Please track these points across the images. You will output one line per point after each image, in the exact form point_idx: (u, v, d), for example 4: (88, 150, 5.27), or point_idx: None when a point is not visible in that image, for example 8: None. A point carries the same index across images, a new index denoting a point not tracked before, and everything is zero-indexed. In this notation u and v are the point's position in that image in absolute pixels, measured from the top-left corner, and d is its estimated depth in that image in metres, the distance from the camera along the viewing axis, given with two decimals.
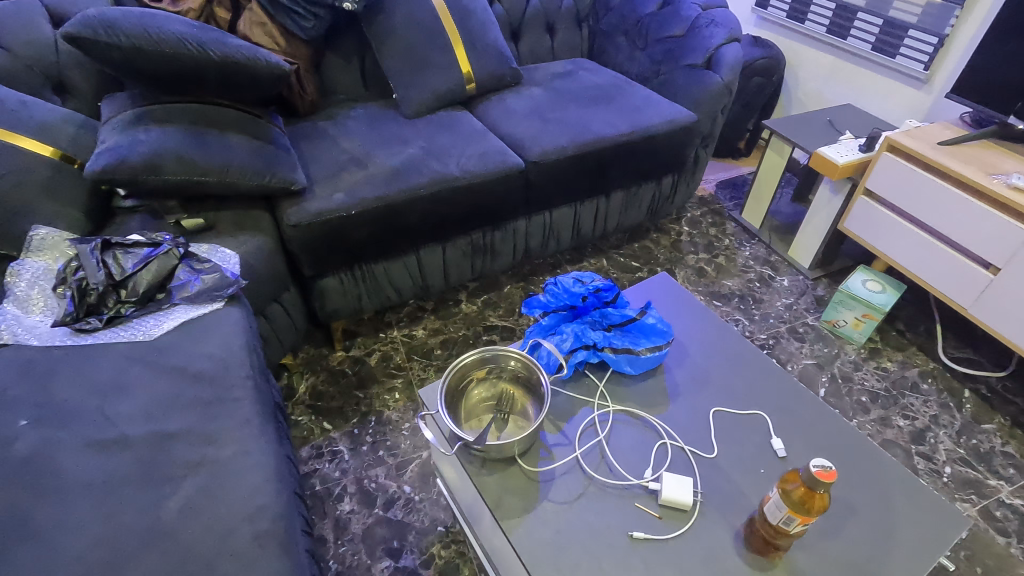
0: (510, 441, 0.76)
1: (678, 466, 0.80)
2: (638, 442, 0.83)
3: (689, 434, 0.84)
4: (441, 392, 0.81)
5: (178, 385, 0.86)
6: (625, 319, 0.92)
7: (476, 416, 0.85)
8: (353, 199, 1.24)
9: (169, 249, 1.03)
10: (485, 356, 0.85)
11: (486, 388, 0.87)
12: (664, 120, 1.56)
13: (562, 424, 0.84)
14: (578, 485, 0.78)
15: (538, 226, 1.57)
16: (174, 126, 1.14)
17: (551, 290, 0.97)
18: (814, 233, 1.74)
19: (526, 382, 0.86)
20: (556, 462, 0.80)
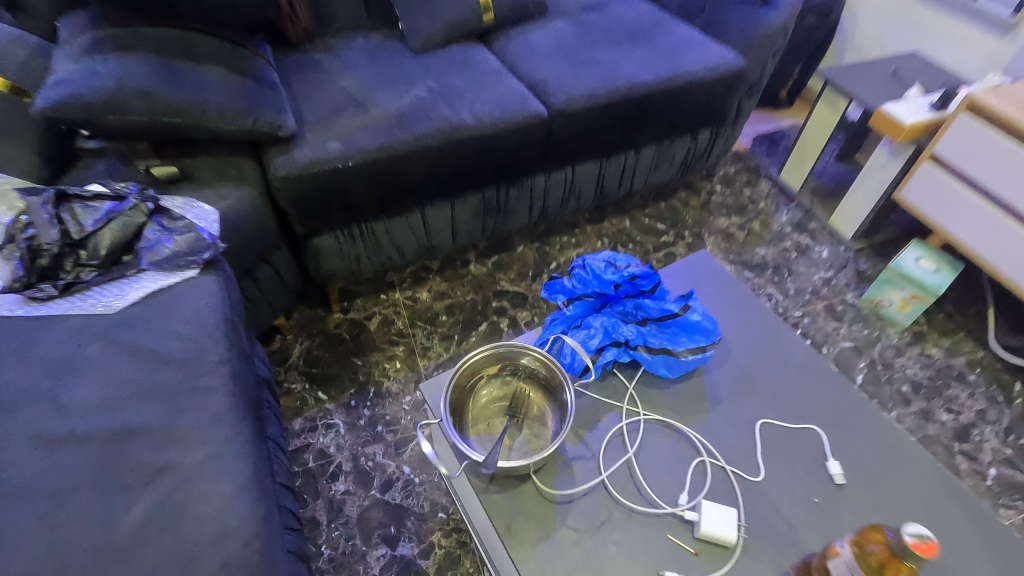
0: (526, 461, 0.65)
1: (719, 491, 0.69)
2: (673, 459, 0.71)
3: (732, 451, 0.73)
4: (447, 393, 0.70)
5: (141, 370, 0.73)
6: (664, 314, 0.79)
7: (485, 420, 0.74)
8: (350, 149, 1.08)
9: (134, 205, 0.89)
10: (497, 351, 0.74)
11: (498, 386, 0.76)
12: (708, 66, 1.36)
13: (584, 433, 0.73)
14: (601, 510, 0.67)
15: (558, 183, 1.41)
16: (139, 54, 0.97)
17: (578, 275, 0.85)
18: (862, 201, 1.57)
19: (544, 382, 0.74)
20: (576, 481, 0.69)
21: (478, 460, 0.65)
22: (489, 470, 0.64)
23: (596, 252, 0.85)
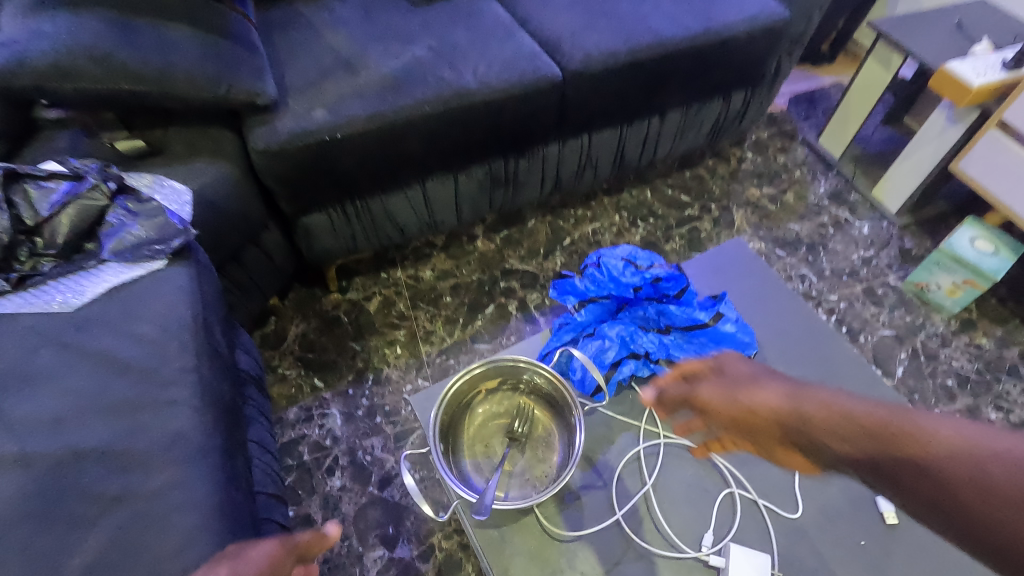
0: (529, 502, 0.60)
1: (739, 527, 0.70)
2: (692, 494, 0.72)
3: (759, 482, 0.72)
4: (438, 415, 0.65)
5: (98, 380, 0.66)
6: (690, 323, 0.87)
7: (482, 439, 0.69)
8: (337, 118, 0.96)
9: (95, 186, 0.80)
10: (496, 363, 0.69)
11: (497, 401, 0.71)
12: (745, 19, 1.19)
13: (595, 460, 0.73)
14: (615, 549, 0.68)
15: (573, 152, 1.28)
16: (93, 12, 0.86)
17: (592, 275, 0.96)
18: (912, 172, 1.41)
19: (550, 399, 0.70)
20: (589, 515, 0.69)
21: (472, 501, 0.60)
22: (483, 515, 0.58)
23: (614, 251, 0.95)
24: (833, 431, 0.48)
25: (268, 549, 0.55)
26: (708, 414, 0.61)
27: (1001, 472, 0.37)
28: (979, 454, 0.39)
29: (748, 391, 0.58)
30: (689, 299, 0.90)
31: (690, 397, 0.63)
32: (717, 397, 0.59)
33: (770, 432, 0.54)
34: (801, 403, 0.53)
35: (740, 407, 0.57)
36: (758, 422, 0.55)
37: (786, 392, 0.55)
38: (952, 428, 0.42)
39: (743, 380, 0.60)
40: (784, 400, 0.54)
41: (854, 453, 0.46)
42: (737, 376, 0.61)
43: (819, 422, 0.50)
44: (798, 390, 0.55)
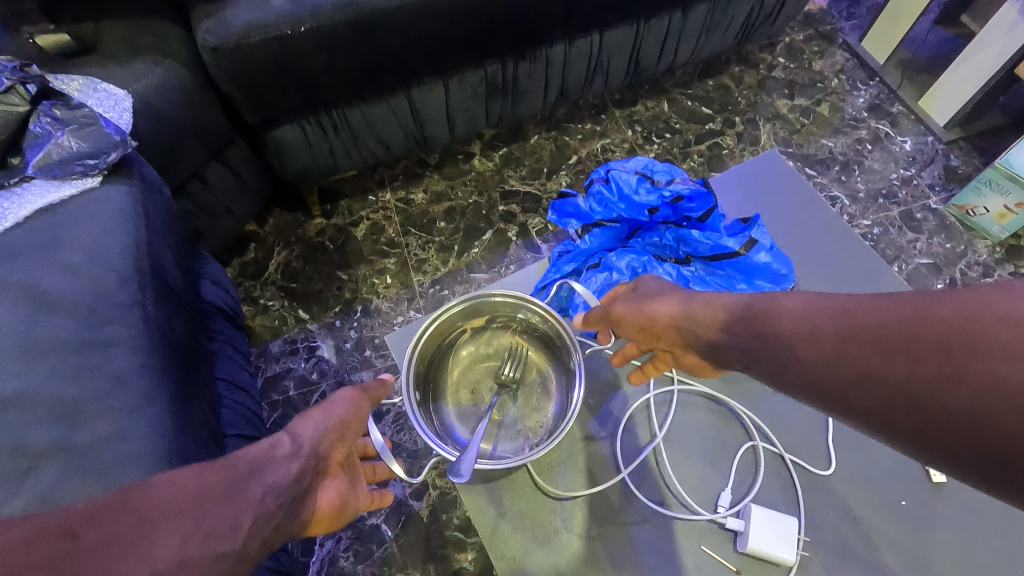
0: (512, 462, 0.62)
1: (740, 472, 0.83)
2: (698, 445, 0.85)
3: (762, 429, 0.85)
4: (419, 352, 0.70)
5: (27, 317, 0.58)
6: (715, 252, 0.86)
7: (467, 379, 0.76)
8: (300, 8, 0.81)
9: (10, 88, 0.67)
10: (486, 303, 0.74)
11: (485, 342, 0.77)
12: None
13: (600, 408, 0.87)
14: (630, 497, 0.82)
15: (581, 55, 1.12)
16: None
17: (598, 197, 0.90)
18: (969, 78, 1.23)
19: (542, 337, 0.75)
20: (608, 467, 0.83)
21: (451, 460, 0.62)
22: (463, 476, 0.60)
23: (625, 164, 0.90)
24: (714, 326, 0.53)
25: (348, 396, 0.61)
26: (623, 325, 0.66)
27: (829, 322, 0.42)
28: (815, 310, 0.44)
29: (651, 302, 0.62)
30: (714, 223, 0.88)
31: (609, 313, 0.68)
32: (628, 310, 0.64)
33: (671, 338, 0.60)
34: (690, 308, 0.57)
35: (645, 317, 0.62)
36: (657, 327, 0.61)
37: (678, 297, 0.60)
38: (798, 296, 0.46)
39: (650, 293, 0.64)
40: (679, 307, 0.59)
41: (728, 338, 0.51)
42: (643, 288, 0.66)
43: (703, 321, 0.55)
44: (689, 294, 0.59)
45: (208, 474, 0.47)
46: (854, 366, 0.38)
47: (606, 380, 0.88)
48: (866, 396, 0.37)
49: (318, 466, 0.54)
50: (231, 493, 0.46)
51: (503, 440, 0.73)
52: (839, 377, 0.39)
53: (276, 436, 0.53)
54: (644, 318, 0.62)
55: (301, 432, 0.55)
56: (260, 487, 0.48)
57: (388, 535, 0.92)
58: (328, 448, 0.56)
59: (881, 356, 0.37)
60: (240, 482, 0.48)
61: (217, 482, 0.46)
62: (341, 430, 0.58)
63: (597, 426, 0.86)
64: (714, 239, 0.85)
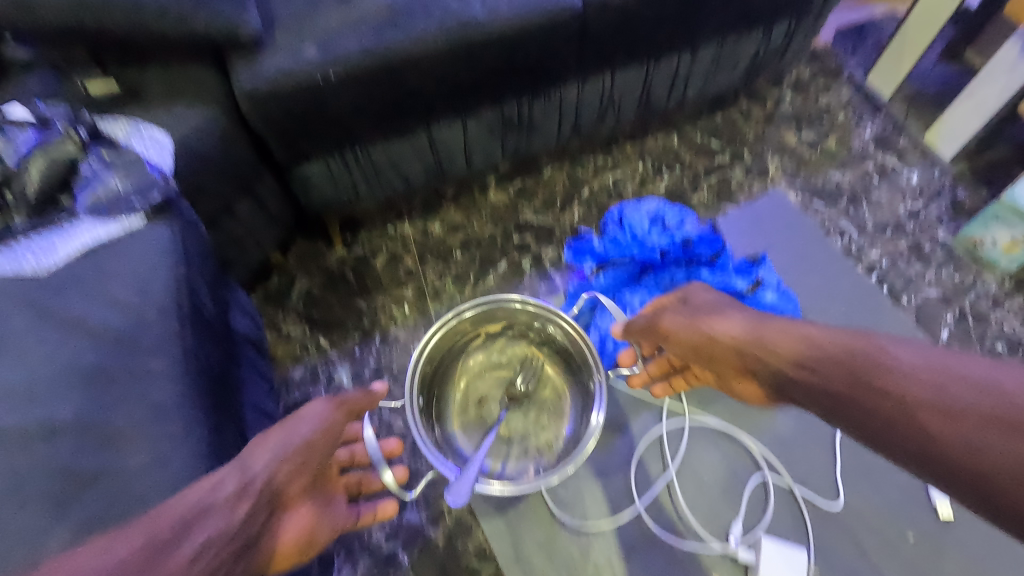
0: (524, 485, 0.65)
1: (752, 504, 0.84)
2: (711, 474, 0.86)
3: (774, 460, 0.86)
4: (432, 355, 0.75)
5: (75, 348, 0.62)
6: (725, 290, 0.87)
7: (475, 385, 0.80)
8: (329, 55, 0.86)
9: (64, 136, 0.73)
10: (502, 311, 0.78)
11: (498, 350, 0.81)
12: None
13: (615, 438, 0.88)
14: (645, 526, 0.84)
15: (593, 93, 1.16)
16: None
17: (613, 241, 0.95)
18: (975, 113, 1.26)
19: (558, 350, 0.79)
20: (621, 497, 0.85)
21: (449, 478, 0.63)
22: (461, 497, 0.60)
23: (638, 211, 0.96)
24: (793, 359, 0.53)
25: (310, 418, 0.65)
26: (669, 340, 0.68)
27: (967, 394, 0.40)
28: (944, 375, 0.42)
29: (709, 321, 0.64)
30: (723, 264, 0.90)
31: (657, 327, 0.70)
32: (680, 325, 0.66)
33: (731, 360, 0.61)
34: (767, 331, 0.57)
35: (704, 336, 0.63)
36: (720, 351, 0.61)
37: (748, 324, 0.60)
38: (918, 357, 0.45)
39: (706, 311, 0.66)
40: (754, 329, 0.59)
41: (816, 377, 0.50)
42: (708, 306, 0.67)
43: (781, 354, 0.54)
44: (762, 321, 0.60)
45: (127, 542, 0.44)
46: (962, 439, 0.38)
47: (621, 413, 0.90)
48: (1010, 485, 0.35)
49: (272, 497, 0.56)
50: (159, 556, 0.43)
51: (510, 453, 0.76)
52: (940, 444, 0.39)
53: (219, 473, 0.54)
54: (705, 340, 0.63)
55: (247, 462, 0.56)
56: (190, 549, 0.45)
57: (404, 562, 0.93)
58: (284, 476, 0.58)
59: (1000, 434, 0.37)
60: (167, 544, 0.44)
61: (137, 549, 0.43)
62: (296, 458, 0.60)
63: (611, 456, 0.88)
64: (723, 278, 0.88)
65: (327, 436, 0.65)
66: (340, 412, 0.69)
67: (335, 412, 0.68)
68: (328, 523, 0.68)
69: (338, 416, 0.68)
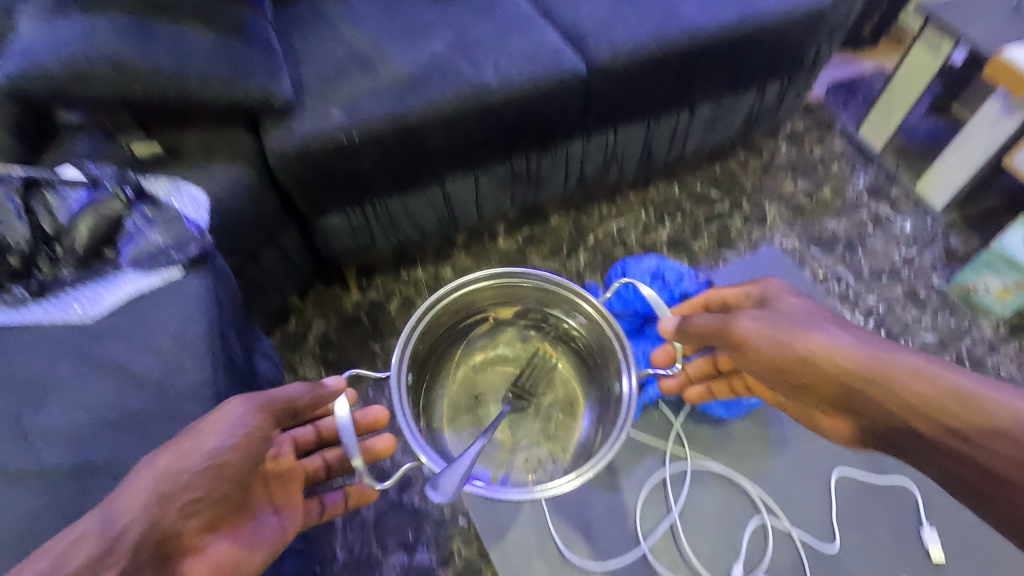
0: (515, 495, 0.59)
1: (753, 547, 0.86)
2: (714, 517, 0.88)
3: (774, 502, 0.89)
4: (438, 331, 0.76)
5: (117, 392, 0.67)
6: None
7: (478, 378, 0.82)
8: (354, 119, 0.93)
9: (112, 195, 0.79)
10: (520, 297, 0.79)
11: (505, 341, 0.83)
12: (782, 4, 1.11)
13: (620, 481, 0.91)
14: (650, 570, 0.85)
15: (597, 149, 1.23)
16: (108, 13, 0.84)
17: (619, 294, 0.99)
18: (961, 165, 1.33)
19: (573, 347, 0.81)
20: (626, 539, 0.87)
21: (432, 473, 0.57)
22: (443, 493, 0.54)
23: (640, 264, 1.00)
24: (923, 410, 0.42)
25: (222, 428, 0.54)
26: (743, 347, 0.59)
27: None
28: None
29: (800, 335, 0.54)
30: None
31: (730, 331, 0.61)
32: (764, 336, 0.57)
33: (824, 388, 0.51)
34: (894, 366, 0.46)
35: (793, 354, 0.53)
36: (814, 374, 0.51)
37: (855, 345, 0.50)
38: None
39: (797, 322, 0.56)
40: (878, 356, 0.47)
41: (954, 439, 0.40)
42: (797, 319, 0.57)
43: (907, 398, 0.43)
44: (876, 345, 0.49)
45: None
46: None
47: (626, 457, 0.92)
48: None
49: (161, 539, 0.46)
50: None
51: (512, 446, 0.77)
52: None
53: (81, 525, 0.43)
54: (795, 359, 0.53)
55: (116, 506, 0.45)
56: None
57: None
58: (172, 515, 0.47)
59: None
60: None
61: None
62: (200, 478, 0.50)
63: (613, 498, 0.90)
64: None
65: (240, 453, 0.54)
66: (259, 418, 0.58)
67: (251, 417, 0.57)
68: (259, 549, 0.57)
69: (256, 424, 0.57)
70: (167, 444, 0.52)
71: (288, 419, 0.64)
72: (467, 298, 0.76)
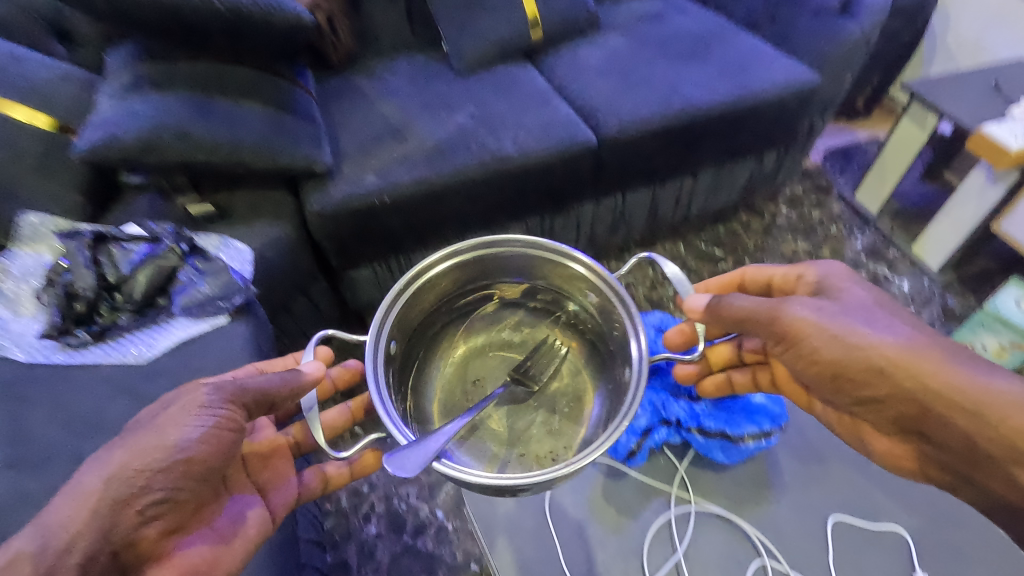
0: (482, 478, 0.56)
1: None
2: (725, 559, 0.76)
3: (794, 548, 0.77)
4: (431, 303, 0.77)
5: None
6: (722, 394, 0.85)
7: (474, 361, 0.81)
8: (386, 183, 1.03)
9: (169, 249, 0.88)
10: (522, 277, 0.79)
11: (513, 326, 0.83)
12: (776, 82, 1.22)
13: (626, 520, 0.80)
14: None
15: (607, 210, 1.32)
16: (177, 92, 0.96)
17: None
18: (954, 229, 1.40)
19: (583, 329, 0.80)
20: None
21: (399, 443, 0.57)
22: (406, 468, 0.54)
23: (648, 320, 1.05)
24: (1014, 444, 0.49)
25: (184, 420, 0.56)
26: (799, 345, 0.62)
27: None
28: None
29: (873, 342, 0.58)
30: None
31: (784, 331, 0.63)
32: (830, 339, 0.60)
33: (907, 405, 0.57)
34: (982, 391, 0.52)
35: (870, 365, 0.57)
36: (897, 389, 0.56)
37: (941, 363, 0.54)
38: None
39: (867, 325, 0.60)
40: (964, 380, 0.53)
41: None
42: (868, 320, 0.60)
43: (998, 431, 0.50)
44: (963, 367, 0.54)
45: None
46: None
47: (628, 496, 0.82)
48: None
49: (119, 545, 0.51)
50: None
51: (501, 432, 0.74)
52: None
53: (18, 544, 0.47)
54: (872, 370, 0.57)
55: (57, 522, 0.48)
56: None
57: None
58: (127, 523, 0.51)
59: None
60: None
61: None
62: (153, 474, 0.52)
63: (611, 538, 0.79)
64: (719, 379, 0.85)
65: (206, 449, 0.56)
66: (228, 408, 0.59)
67: (219, 407, 0.58)
68: (241, 535, 0.61)
69: (226, 416, 0.58)
70: (133, 438, 0.55)
71: (267, 410, 0.64)
72: (473, 269, 0.77)
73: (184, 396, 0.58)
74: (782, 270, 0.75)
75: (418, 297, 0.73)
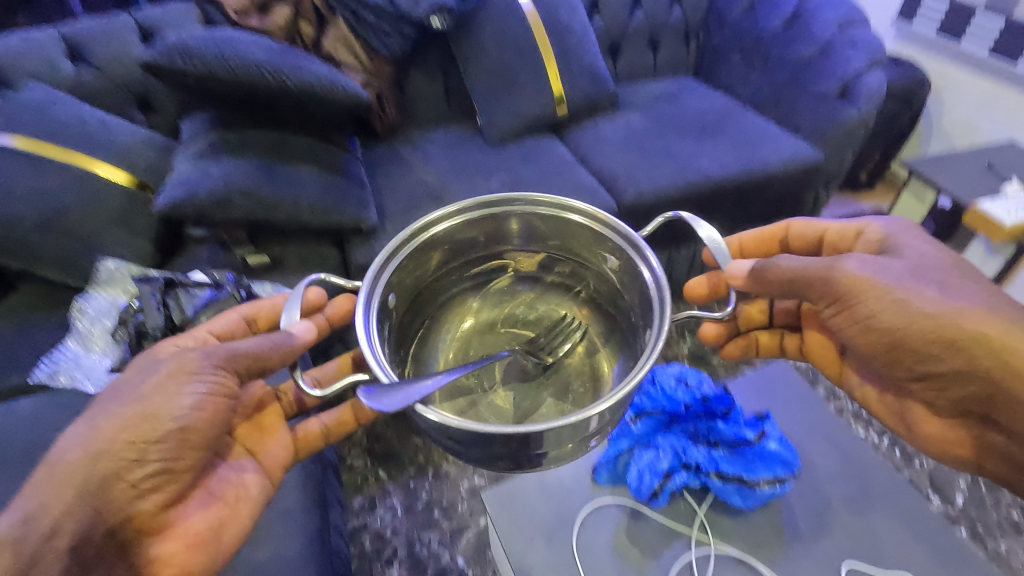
0: (488, 428, 0.53)
1: None
2: None
3: None
4: (434, 268, 0.78)
5: None
6: (739, 441, 0.88)
7: (480, 336, 0.81)
8: None
9: (230, 294, 0.97)
10: (530, 247, 0.81)
11: (529, 305, 0.84)
12: (781, 159, 1.33)
13: (649, 560, 0.83)
14: None
15: None
16: (246, 156, 1.08)
17: (648, 392, 0.95)
18: None
19: (599, 305, 0.81)
20: None
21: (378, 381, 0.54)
22: (381, 403, 0.51)
23: (667, 369, 1.00)
24: None
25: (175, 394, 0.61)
26: (863, 310, 0.65)
27: None
28: None
29: (954, 315, 0.62)
30: (736, 417, 0.91)
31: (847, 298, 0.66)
32: (904, 308, 0.63)
33: (977, 381, 0.62)
34: None
35: (950, 337, 0.61)
36: (971, 364, 0.61)
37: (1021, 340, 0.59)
38: None
39: (944, 298, 0.63)
40: None
41: None
42: (944, 291, 0.64)
43: None
44: None
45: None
46: None
47: (650, 538, 0.85)
48: None
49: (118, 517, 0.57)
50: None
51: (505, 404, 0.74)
52: None
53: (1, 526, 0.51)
54: (948, 342, 0.62)
55: (35, 507, 0.53)
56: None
57: None
58: (120, 494, 0.57)
59: None
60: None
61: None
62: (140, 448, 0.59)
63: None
64: (736, 428, 0.88)
65: (201, 418, 0.62)
66: (220, 373, 0.64)
67: (211, 372, 0.64)
68: (246, 501, 0.69)
69: (220, 381, 0.64)
70: (113, 412, 0.60)
71: (259, 371, 0.68)
72: (480, 234, 0.78)
73: (172, 362, 0.64)
74: (839, 224, 0.78)
75: (422, 258, 0.74)
